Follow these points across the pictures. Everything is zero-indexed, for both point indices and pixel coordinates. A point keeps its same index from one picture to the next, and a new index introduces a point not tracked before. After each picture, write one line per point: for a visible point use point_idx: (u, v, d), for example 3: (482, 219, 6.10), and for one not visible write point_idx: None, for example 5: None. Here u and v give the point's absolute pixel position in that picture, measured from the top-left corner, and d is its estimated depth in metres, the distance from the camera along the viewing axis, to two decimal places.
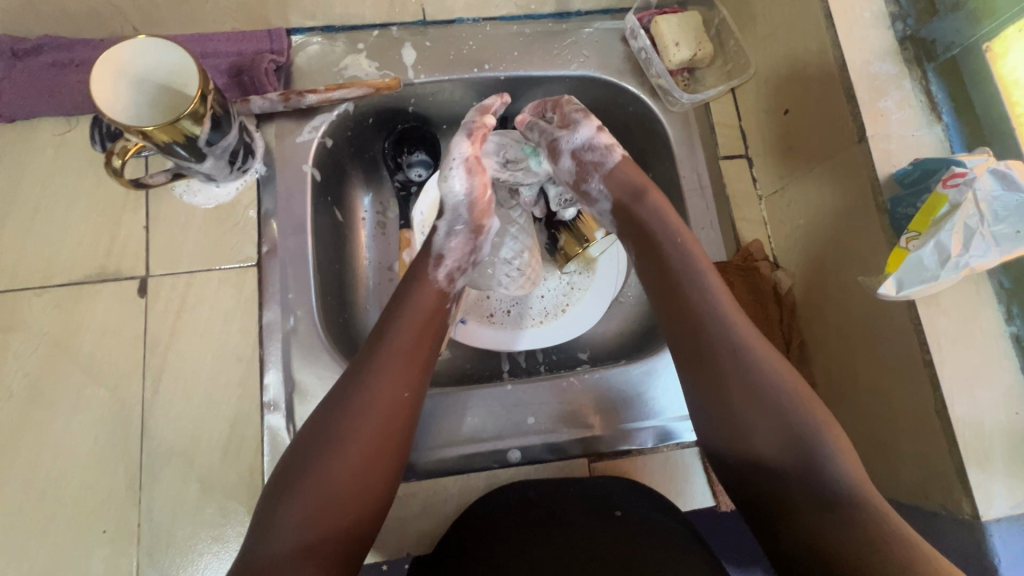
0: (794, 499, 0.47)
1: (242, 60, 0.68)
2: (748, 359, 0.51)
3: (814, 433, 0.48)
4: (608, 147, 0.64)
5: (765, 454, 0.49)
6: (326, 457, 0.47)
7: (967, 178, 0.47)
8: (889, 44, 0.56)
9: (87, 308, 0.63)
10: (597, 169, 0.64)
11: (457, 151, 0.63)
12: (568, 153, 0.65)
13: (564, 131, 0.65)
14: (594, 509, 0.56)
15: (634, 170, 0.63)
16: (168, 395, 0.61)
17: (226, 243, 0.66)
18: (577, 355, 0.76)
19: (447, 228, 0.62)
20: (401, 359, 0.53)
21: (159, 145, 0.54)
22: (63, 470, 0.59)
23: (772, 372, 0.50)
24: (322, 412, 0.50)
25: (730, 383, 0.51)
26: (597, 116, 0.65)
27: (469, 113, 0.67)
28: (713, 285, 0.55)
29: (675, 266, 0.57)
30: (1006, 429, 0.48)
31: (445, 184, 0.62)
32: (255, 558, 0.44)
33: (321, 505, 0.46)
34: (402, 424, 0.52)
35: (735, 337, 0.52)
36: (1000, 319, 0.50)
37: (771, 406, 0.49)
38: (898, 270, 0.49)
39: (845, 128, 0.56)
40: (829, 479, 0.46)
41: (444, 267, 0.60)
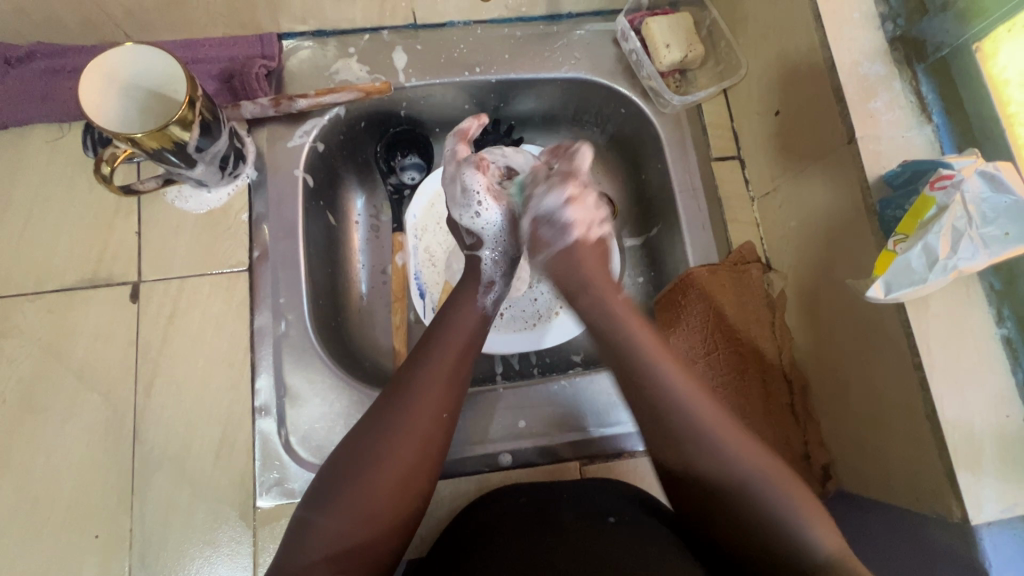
0: (752, 534, 0.48)
1: (234, 65, 0.68)
2: (675, 397, 0.52)
3: (760, 491, 0.48)
4: (568, 224, 0.64)
5: (712, 485, 0.50)
6: (362, 475, 0.47)
7: (955, 179, 0.47)
8: (879, 45, 0.55)
9: (80, 313, 0.63)
10: (548, 246, 0.64)
11: (474, 183, 0.64)
12: (531, 217, 0.65)
13: (538, 193, 0.65)
14: (587, 517, 0.55)
15: (593, 251, 0.64)
16: (160, 399, 0.62)
17: (218, 248, 0.66)
18: (571, 358, 0.76)
19: (492, 257, 0.65)
20: (444, 381, 0.53)
21: (148, 152, 0.55)
22: (56, 475, 0.59)
23: (693, 412, 0.51)
24: (360, 428, 0.50)
25: (679, 435, 0.51)
26: (579, 179, 0.64)
27: (447, 139, 0.67)
28: (639, 339, 0.56)
29: (604, 329, 0.58)
30: (995, 433, 0.47)
31: (477, 221, 0.66)
32: (290, 564, 0.44)
33: (354, 522, 0.46)
34: (438, 446, 0.51)
35: (671, 378, 0.53)
36: (990, 321, 0.49)
37: (711, 439, 0.50)
38: (885, 273, 0.49)
39: (835, 130, 0.56)
40: (800, 543, 0.46)
41: (493, 292, 0.63)
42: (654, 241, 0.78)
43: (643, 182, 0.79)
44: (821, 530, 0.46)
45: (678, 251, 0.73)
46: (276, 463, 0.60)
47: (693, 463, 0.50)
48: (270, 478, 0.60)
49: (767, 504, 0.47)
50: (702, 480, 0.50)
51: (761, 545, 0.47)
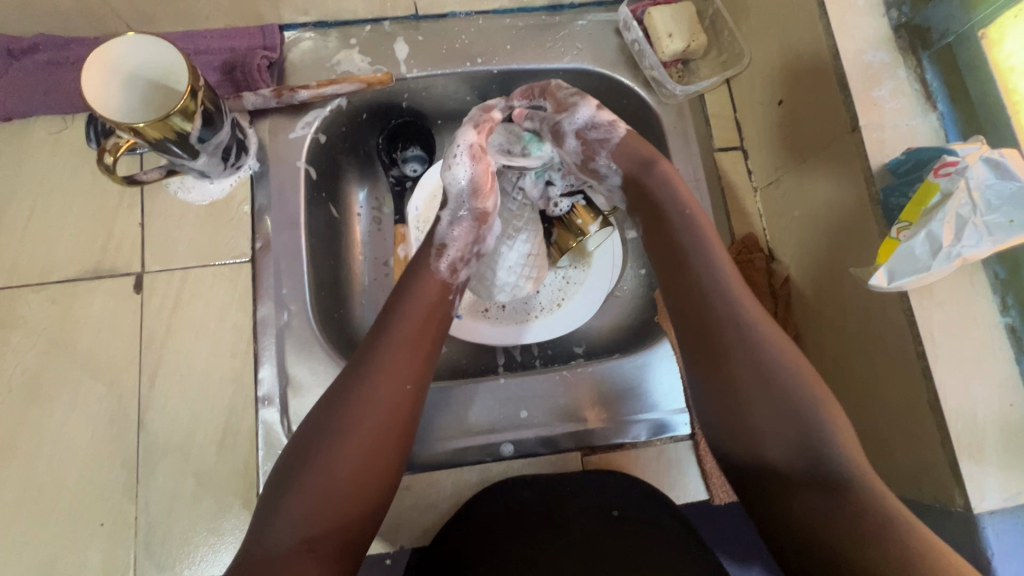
0: (795, 495, 0.48)
1: (236, 56, 0.69)
2: (747, 334, 0.52)
3: (808, 408, 0.49)
4: (610, 124, 0.64)
5: (778, 465, 0.50)
6: (327, 455, 0.48)
7: (959, 166, 0.46)
8: (883, 32, 0.55)
9: (84, 304, 0.63)
10: (604, 144, 0.64)
11: (462, 139, 0.63)
12: (573, 134, 0.65)
13: (565, 114, 0.65)
14: (593, 511, 0.56)
15: (642, 143, 0.63)
16: (164, 389, 0.62)
17: (221, 240, 0.66)
18: (572, 349, 0.76)
19: (450, 219, 0.63)
20: (406, 357, 0.53)
21: (151, 141, 0.55)
22: (62, 464, 0.60)
23: (775, 352, 0.51)
24: (321, 410, 0.50)
25: (736, 364, 0.52)
26: (601, 102, 0.66)
27: (461, 135, 0.63)
28: (724, 267, 0.55)
29: (693, 283, 0.55)
30: (999, 421, 0.47)
31: (450, 174, 0.63)
32: (256, 556, 0.44)
33: (325, 501, 0.46)
34: (404, 420, 0.51)
35: (745, 313, 0.53)
36: (995, 309, 0.49)
37: (777, 387, 0.50)
38: (889, 261, 0.48)
39: (838, 118, 0.56)
40: (828, 446, 0.48)
41: (447, 259, 0.61)
42: None
43: None
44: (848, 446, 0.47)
45: None
46: (279, 452, 0.61)
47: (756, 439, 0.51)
48: (273, 467, 0.60)
49: (818, 431, 0.48)
50: (768, 470, 0.50)
51: (784, 479, 0.49)
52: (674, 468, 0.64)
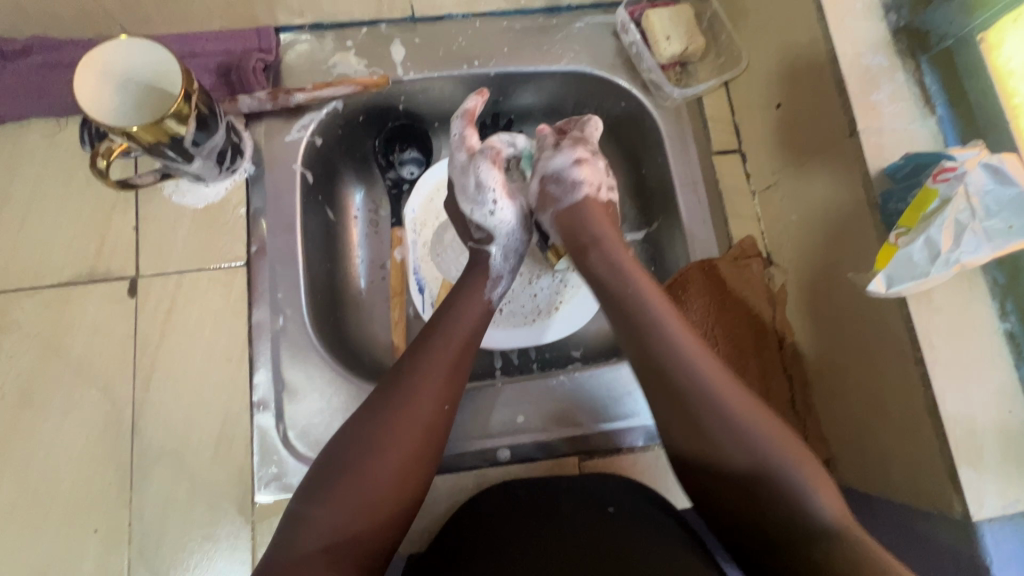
0: (768, 515, 0.46)
1: (232, 59, 0.68)
2: (689, 366, 0.51)
3: (774, 459, 0.47)
4: (577, 182, 0.63)
5: (736, 473, 0.48)
6: (361, 466, 0.47)
7: (958, 172, 0.46)
8: (882, 36, 0.55)
9: (78, 309, 0.63)
10: (554, 204, 0.63)
11: (490, 180, 0.62)
12: (540, 176, 0.65)
13: (548, 153, 0.64)
14: (586, 506, 0.56)
15: (601, 213, 0.62)
16: (159, 394, 0.62)
17: (216, 243, 0.66)
18: (570, 353, 0.76)
19: (502, 254, 0.64)
20: (444, 375, 0.53)
21: (144, 145, 0.54)
22: (56, 470, 0.59)
23: (706, 375, 0.50)
24: (361, 418, 0.50)
25: (678, 386, 0.51)
26: (587, 147, 0.64)
27: (453, 123, 0.66)
28: (660, 309, 0.55)
29: (621, 294, 0.56)
30: (998, 427, 0.47)
31: (490, 218, 0.63)
32: (282, 558, 0.44)
33: (355, 512, 0.46)
34: (436, 439, 0.51)
35: (682, 348, 0.52)
36: (993, 315, 0.49)
37: (733, 416, 0.49)
38: (887, 266, 0.48)
39: (836, 122, 0.55)
40: (811, 513, 0.45)
41: (501, 287, 0.63)
42: (654, 237, 0.77)
43: (643, 176, 0.78)
44: (826, 495, 0.45)
45: (678, 245, 0.72)
46: (274, 457, 0.60)
47: (703, 430, 0.49)
48: (269, 473, 0.60)
49: (781, 472, 0.46)
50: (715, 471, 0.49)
51: (763, 514, 0.47)
52: (671, 472, 0.64)
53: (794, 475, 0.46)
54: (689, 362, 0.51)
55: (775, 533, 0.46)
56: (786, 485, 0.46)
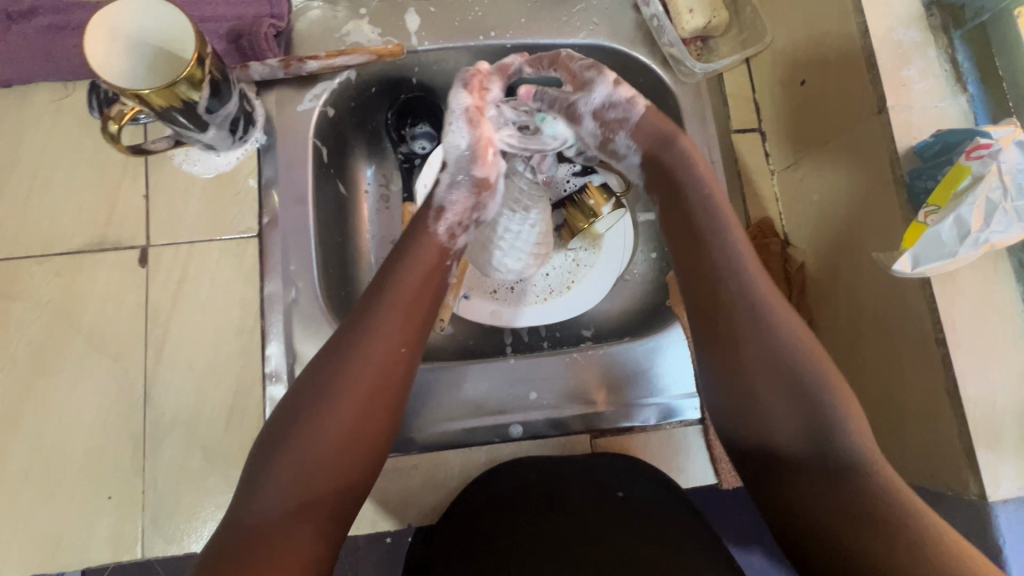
0: (794, 461, 0.48)
1: (242, 24, 0.66)
2: (761, 317, 0.49)
3: (824, 399, 0.47)
4: (630, 101, 0.58)
5: (788, 442, 0.48)
6: (314, 417, 0.47)
7: (993, 149, 0.45)
8: (914, 9, 0.53)
9: (87, 278, 0.62)
10: (622, 126, 0.59)
11: (455, 103, 0.58)
12: (589, 114, 0.60)
13: (580, 92, 0.60)
14: (598, 490, 0.56)
15: (663, 120, 0.58)
16: (171, 364, 0.61)
17: (227, 213, 0.65)
18: (581, 332, 0.75)
19: (450, 183, 0.58)
20: (398, 317, 0.51)
21: (156, 110, 0.53)
22: (68, 437, 0.60)
23: (787, 334, 0.49)
24: (314, 368, 0.49)
25: (744, 329, 0.49)
26: (616, 72, 0.59)
27: (455, 81, 0.60)
28: (736, 243, 0.51)
29: (693, 212, 0.53)
30: (1018, 411, 0.46)
31: (447, 141, 0.59)
32: (245, 515, 0.44)
33: (313, 469, 0.46)
34: (393, 384, 0.50)
35: (757, 289, 0.50)
36: (1017, 297, 0.48)
37: (786, 369, 0.48)
38: (915, 245, 0.47)
39: (864, 99, 0.54)
40: (841, 443, 0.46)
41: (444, 221, 0.56)
42: None
43: None
44: (864, 429, 0.47)
45: None
46: None
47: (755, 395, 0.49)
48: None
49: (832, 421, 0.47)
50: (767, 434, 0.49)
51: (796, 467, 0.48)
52: (682, 452, 0.64)
53: (830, 399, 0.47)
54: (758, 305, 0.50)
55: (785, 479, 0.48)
56: (831, 427, 0.47)
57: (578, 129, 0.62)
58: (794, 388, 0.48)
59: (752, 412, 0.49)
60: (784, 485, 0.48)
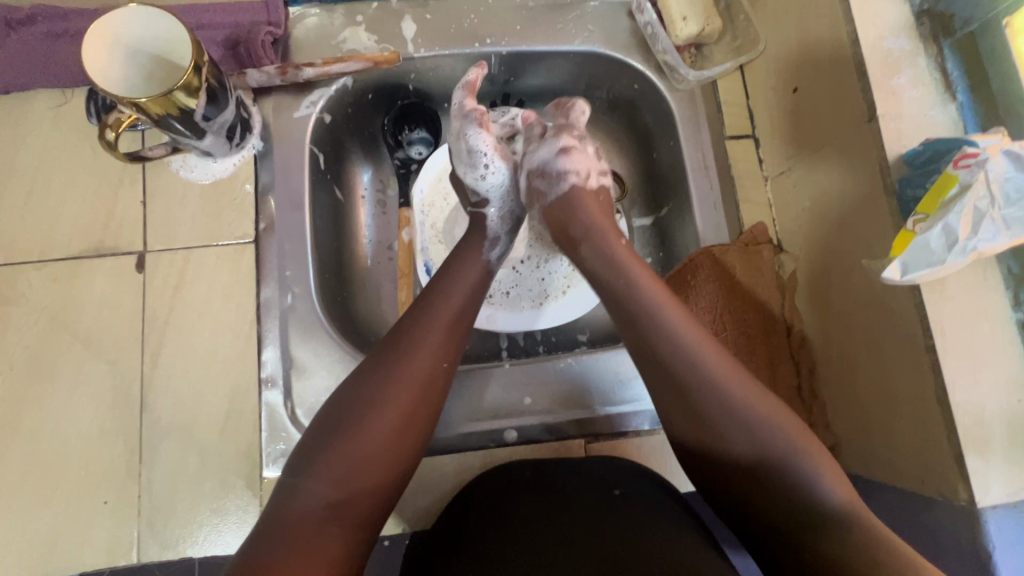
0: (767, 503, 0.46)
1: (239, 32, 0.67)
2: (708, 376, 0.49)
3: (782, 451, 0.46)
4: (563, 173, 0.62)
5: (740, 463, 0.48)
6: (360, 422, 0.47)
7: (979, 159, 0.46)
8: (904, 19, 0.53)
9: (84, 283, 0.63)
10: (541, 199, 0.63)
11: (480, 144, 0.62)
12: (526, 172, 0.64)
13: (534, 146, 0.64)
14: (594, 487, 0.56)
15: (595, 206, 0.62)
16: (167, 369, 0.62)
17: (224, 219, 0.65)
18: (577, 337, 0.76)
19: (499, 216, 0.64)
20: (443, 331, 0.53)
21: (153, 118, 0.54)
22: (64, 442, 0.60)
23: (734, 392, 0.48)
24: (359, 374, 0.50)
25: (686, 381, 0.50)
26: (573, 136, 0.64)
27: (454, 93, 0.64)
28: (667, 315, 0.52)
29: (614, 287, 0.56)
30: (1007, 417, 0.47)
31: (481, 182, 0.64)
32: (282, 516, 0.44)
33: (354, 473, 0.46)
34: (436, 395, 0.51)
35: (704, 370, 0.49)
36: (1006, 304, 0.49)
37: (736, 413, 0.48)
38: (903, 253, 0.48)
39: (854, 107, 0.55)
40: (810, 488, 0.45)
41: (499, 247, 0.62)
42: (664, 222, 0.76)
43: (654, 161, 0.77)
44: (829, 475, 0.46)
45: (688, 231, 0.71)
46: (282, 434, 0.60)
47: (721, 434, 0.48)
48: (277, 449, 0.60)
49: (788, 471, 0.46)
50: (719, 465, 0.49)
51: (761, 505, 0.47)
52: (677, 457, 0.65)
53: (784, 447, 0.47)
54: (699, 367, 0.50)
55: (764, 516, 0.46)
56: (795, 478, 0.46)
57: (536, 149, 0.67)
58: (743, 421, 0.47)
59: (712, 450, 0.49)
60: (770, 512, 0.46)
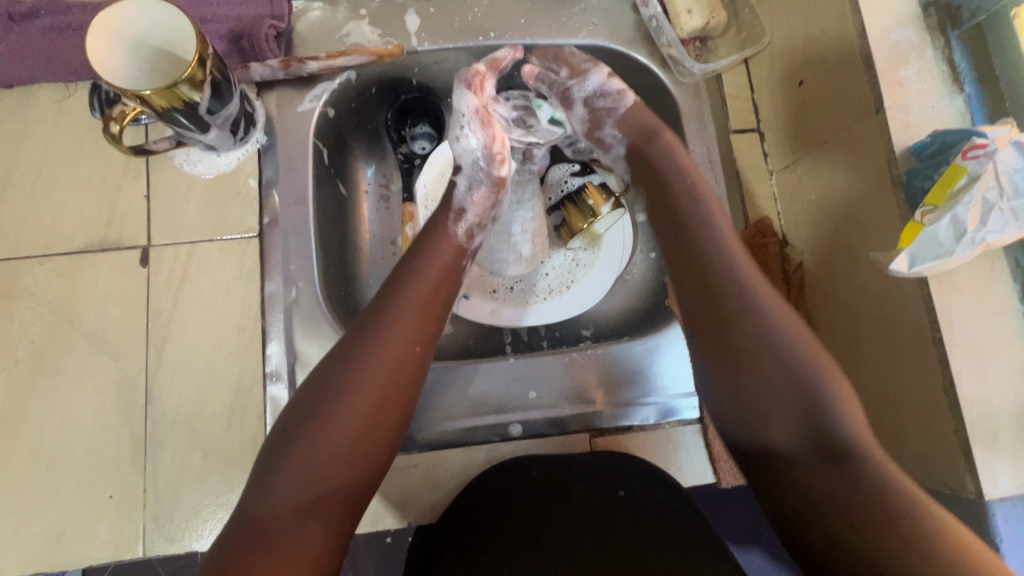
0: (797, 462, 0.49)
1: (242, 25, 0.66)
2: (756, 310, 0.52)
3: (824, 404, 0.49)
4: (620, 91, 0.64)
5: (786, 429, 0.50)
6: (327, 415, 0.48)
7: (988, 149, 0.46)
8: (911, 10, 0.53)
9: (89, 277, 0.63)
10: (611, 114, 0.65)
11: (463, 105, 0.60)
12: (580, 101, 0.66)
13: (575, 82, 0.65)
14: (597, 489, 0.56)
15: (646, 114, 0.64)
16: (172, 363, 0.62)
17: (228, 213, 0.65)
18: (580, 332, 0.75)
19: (468, 185, 0.61)
20: (412, 318, 0.52)
21: (157, 111, 0.53)
22: (69, 436, 0.60)
23: (786, 331, 0.52)
24: (328, 364, 0.50)
25: (738, 321, 0.53)
26: (609, 64, 0.66)
27: (473, 65, 0.65)
28: (730, 250, 0.55)
29: (687, 215, 0.57)
30: (1015, 410, 0.47)
31: (458, 146, 0.61)
32: (258, 510, 0.45)
33: (325, 468, 0.47)
34: (408, 381, 0.51)
35: (757, 299, 0.53)
36: (1014, 296, 0.48)
37: (791, 366, 0.51)
38: (911, 245, 0.47)
39: (861, 99, 0.54)
40: (842, 438, 0.48)
41: (464, 221, 0.60)
42: None
43: None
44: (857, 425, 0.48)
45: None
46: None
47: (759, 397, 0.51)
48: None
49: (826, 412, 0.49)
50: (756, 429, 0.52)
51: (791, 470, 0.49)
52: (681, 451, 0.65)
53: (824, 392, 0.50)
54: (753, 304, 0.53)
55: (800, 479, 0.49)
56: (822, 420, 0.49)
57: (571, 114, 0.67)
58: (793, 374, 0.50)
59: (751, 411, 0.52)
60: (803, 464, 0.49)
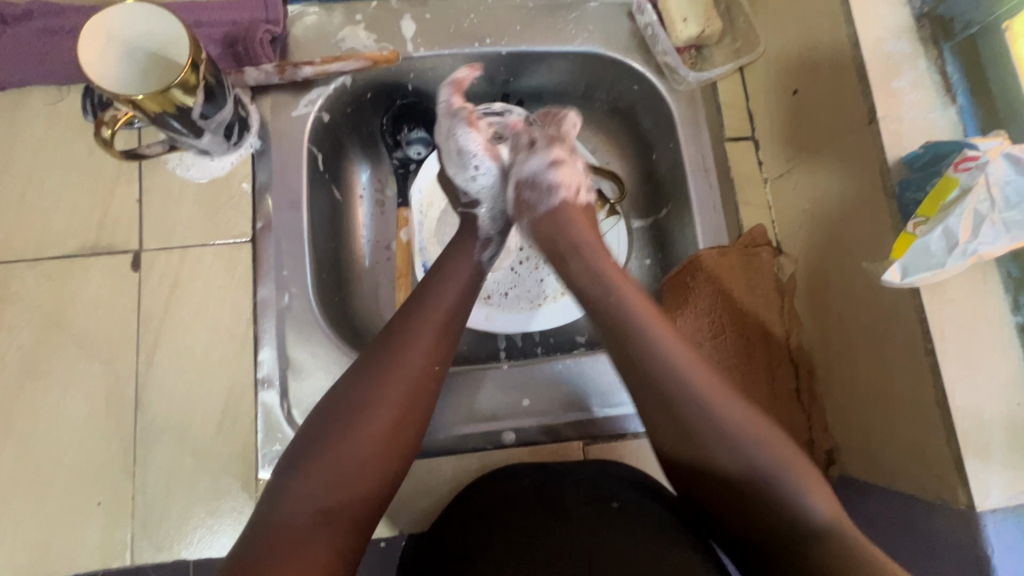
0: (762, 515, 0.46)
1: (237, 30, 0.67)
2: (695, 394, 0.48)
3: (774, 479, 0.46)
4: (554, 185, 0.61)
5: (735, 478, 0.47)
6: (349, 427, 0.47)
7: (980, 161, 0.46)
8: (904, 21, 0.53)
9: (80, 281, 0.62)
10: (531, 211, 0.61)
11: (470, 143, 0.62)
12: (517, 180, 0.63)
13: (523, 156, 0.63)
14: (590, 500, 0.56)
15: (580, 213, 0.61)
16: (162, 368, 0.61)
17: (221, 218, 0.65)
18: (575, 338, 0.75)
19: (490, 216, 0.64)
20: (434, 334, 0.52)
21: (149, 115, 0.53)
22: (57, 441, 0.59)
23: (729, 418, 0.48)
24: (349, 378, 0.50)
25: (677, 406, 0.49)
26: (563, 146, 0.63)
27: (440, 91, 0.65)
28: (657, 338, 0.51)
29: (604, 306, 0.54)
30: (1007, 421, 0.47)
31: (473, 181, 0.64)
32: (272, 522, 0.44)
33: (344, 478, 0.46)
34: (427, 396, 0.51)
35: (692, 387, 0.49)
36: (1006, 307, 0.49)
37: (728, 443, 0.47)
38: (903, 255, 0.48)
39: (854, 109, 0.55)
40: (801, 513, 0.45)
41: (490, 249, 0.61)
42: (663, 224, 0.76)
43: (653, 162, 0.77)
44: (818, 495, 0.45)
45: (688, 233, 0.71)
46: (278, 435, 0.60)
47: (711, 459, 0.48)
48: (273, 450, 0.60)
49: (783, 488, 0.45)
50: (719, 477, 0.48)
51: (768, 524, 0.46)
52: None
53: (776, 469, 0.46)
54: (693, 401, 0.48)
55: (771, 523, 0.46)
56: (782, 493, 0.45)
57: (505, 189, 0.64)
58: (727, 444, 0.47)
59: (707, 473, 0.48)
60: (778, 529, 0.45)
